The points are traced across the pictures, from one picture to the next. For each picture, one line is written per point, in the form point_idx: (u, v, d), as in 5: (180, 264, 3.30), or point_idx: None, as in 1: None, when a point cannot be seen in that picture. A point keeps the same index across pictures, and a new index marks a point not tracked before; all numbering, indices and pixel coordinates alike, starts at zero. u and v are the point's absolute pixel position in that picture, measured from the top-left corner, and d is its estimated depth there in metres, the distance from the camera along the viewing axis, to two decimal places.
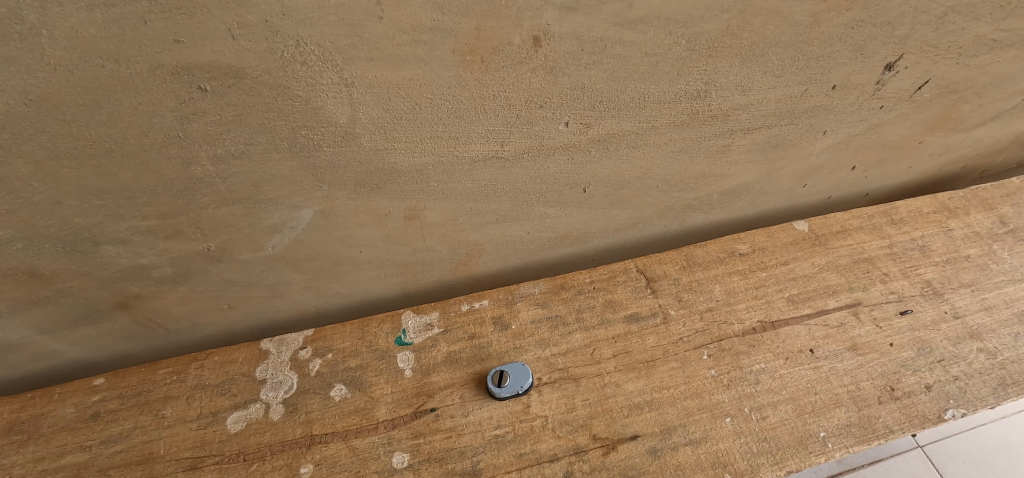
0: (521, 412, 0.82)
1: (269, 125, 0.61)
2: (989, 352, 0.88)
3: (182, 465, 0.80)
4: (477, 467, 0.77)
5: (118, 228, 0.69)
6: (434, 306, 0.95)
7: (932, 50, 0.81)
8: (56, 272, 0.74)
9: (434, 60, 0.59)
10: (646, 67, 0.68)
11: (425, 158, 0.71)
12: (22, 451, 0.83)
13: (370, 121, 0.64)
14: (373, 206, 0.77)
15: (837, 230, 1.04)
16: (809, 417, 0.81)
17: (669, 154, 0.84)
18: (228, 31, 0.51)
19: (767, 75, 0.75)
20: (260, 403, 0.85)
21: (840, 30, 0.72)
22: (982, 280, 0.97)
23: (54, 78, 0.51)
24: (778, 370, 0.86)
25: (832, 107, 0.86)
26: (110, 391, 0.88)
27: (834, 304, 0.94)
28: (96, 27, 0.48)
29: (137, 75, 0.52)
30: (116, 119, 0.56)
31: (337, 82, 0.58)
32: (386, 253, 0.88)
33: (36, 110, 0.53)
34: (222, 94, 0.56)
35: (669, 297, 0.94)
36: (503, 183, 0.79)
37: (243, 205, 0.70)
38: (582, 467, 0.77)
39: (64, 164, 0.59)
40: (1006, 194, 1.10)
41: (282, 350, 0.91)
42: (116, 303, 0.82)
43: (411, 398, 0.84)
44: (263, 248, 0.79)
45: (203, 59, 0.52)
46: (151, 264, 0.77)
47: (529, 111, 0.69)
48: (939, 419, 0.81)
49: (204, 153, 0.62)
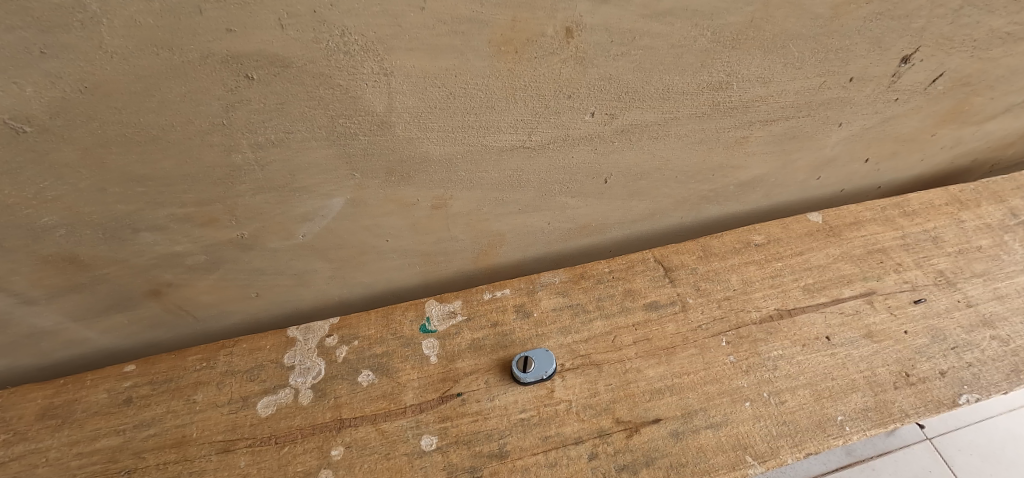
0: (545, 396, 0.84)
1: (309, 114, 0.62)
2: (1002, 339, 0.90)
3: (215, 448, 0.82)
4: (504, 449, 0.79)
5: (157, 215, 0.71)
6: (456, 295, 0.97)
7: (947, 43, 0.82)
8: (94, 259, 0.76)
9: (469, 50, 0.61)
10: (672, 58, 0.70)
11: (454, 147, 0.73)
12: (57, 435, 0.85)
13: (406, 110, 0.65)
14: (402, 195, 0.79)
15: (850, 221, 1.06)
16: (827, 401, 0.83)
17: (689, 145, 0.86)
18: (278, 21, 0.53)
19: (787, 67, 0.77)
20: (289, 388, 0.87)
21: (860, 22, 0.74)
22: (994, 270, 0.99)
23: (110, 66, 0.52)
24: (795, 356, 0.88)
25: (849, 99, 0.87)
26: (141, 377, 0.90)
27: (849, 293, 0.96)
28: (154, 16, 0.50)
29: (189, 63, 0.54)
30: (165, 107, 0.57)
31: (377, 72, 0.60)
32: (411, 242, 0.90)
33: (90, 98, 0.55)
34: (268, 82, 0.58)
35: (687, 286, 0.96)
36: (528, 173, 0.81)
37: (278, 193, 0.72)
38: (606, 449, 0.79)
39: (111, 150, 0.61)
40: (1016, 186, 1.11)
41: (309, 337, 0.94)
42: (149, 290, 0.84)
43: (437, 383, 0.86)
44: (294, 236, 0.81)
45: (252, 48, 0.54)
46: (185, 251, 0.79)
47: (557, 102, 0.70)
48: (954, 404, 0.83)
49: (245, 141, 0.64)
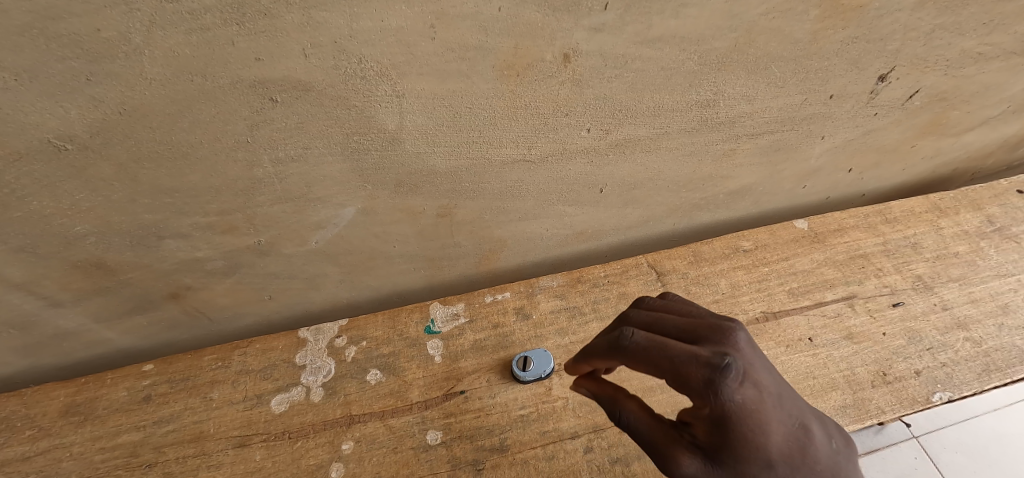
0: (544, 394, 0.89)
1: (327, 132, 0.68)
2: (974, 341, 0.96)
3: (232, 443, 0.87)
4: (504, 443, 0.84)
5: (182, 223, 0.76)
6: (459, 298, 1.02)
7: (921, 63, 0.88)
8: (120, 264, 0.81)
9: (475, 74, 0.66)
10: (662, 79, 0.75)
11: (460, 161, 0.78)
12: (81, 431, 0.90)
13: (415, 128, 0.71)
14: (410, 204, 0.84)
15: (834, 228, 1.11)
16: (808, 399, 0.88)
17: (680, 158, 0.91)
18: (302, 50, 0.58)
19: (771, 86, 0.82)
20: (301, 386, 0.92)
21: (837, 46, 0.79)
22: (969, 275, 1.04)
23: (148, 91, 0.58)
24: (779, 357, 0.93)
25: (830, 114, 0.93)
26: (159, 376, 0.95)
27: (831, 296, 1.01)
28: (190, 47, 0.55)
29: (219, 88, 0.59)
30: (195, 127, 0.63)
31: (390, 94, 0.65)
32: (417, 248, 0.95)
33: (127, 119, 0.60)
34: (290, 104, 0.63)
35: (678, 290, 1.01)
36: (528, 184, 0.86)
37: (295, 203, 0.77)
38: (601, 443, 0.84)
39: (144, 165, 0.66)
40: (993, 195, 1.17)
41: (320, 338, 0.99)
42: (170, 293, 0.89)
43: (442, 381, 0.91)
44: (307, 243, 0.86)
45: (277, 75, 0.59)
46: (205, 257, 0.84)
47: (556, 119, 0.76)
48: (927, 401, 0.89)
49: (266, 156, 0.69)
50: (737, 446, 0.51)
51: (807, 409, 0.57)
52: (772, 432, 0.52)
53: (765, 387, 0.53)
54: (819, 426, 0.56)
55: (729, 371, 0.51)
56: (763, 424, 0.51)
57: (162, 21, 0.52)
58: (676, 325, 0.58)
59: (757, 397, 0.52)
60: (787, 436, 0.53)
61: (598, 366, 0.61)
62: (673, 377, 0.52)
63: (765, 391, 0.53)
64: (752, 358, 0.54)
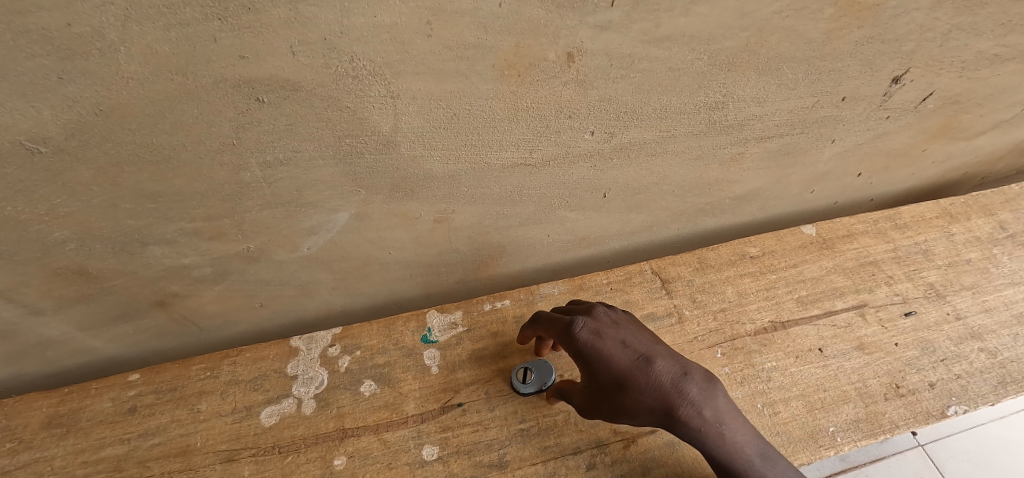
0: (545, 406, 0.86)
1: (317, 134, 0.64)
2: (989, 352, 0.93)
3: (220, 457, 0.83)
4: (504, 459, 0.81)
5: (166, 229, 0.73)
6: (457, 305, 0.99)
7: (936, 65, 0.84)
8: (102, 271, 0.77)
9: (474, 74, 0.63)
10: (669, 80, 0.72)
11: (457, 164, 0.75)
12: (63, 444, 0.86)
13: (411, 130, 0.67)
14: (405, 209, 0.80)
15: (843, 234, 1.08)
16: (819, 412, 0.85)
17: (686, 161, 0.88)
18: (290, 48, 0.54)
19: (781, 88, 0.79)
20: (292, 398, 0.89)
21: (851, 46, 0.76)
22: (982, 283, 1.01)
23: (126, 90, 0.54)
24: (788, 368, 0.90)
25: (842, 117, 0.90)
26: (146, 386, 0.91)
27: (841, 305, 0.98)
28: (170, 44, 0.51)
29: (202, 88, 0.56)
30: (177, 128, 0.59)
31: (384, 94, 0.62)
32: (413, 255, 0.91)
33: (105, 120, 0.56)
34: (278, 105, 0.60)
35: (683, 298, 0.98)
36: (529, 188, 0.83)
37: (285, 208, 0.74)
38: (603, 460, 0.81)
39: (124, 169, 0.63)
40: (1005, 200, 1.14)
41: (312, 346, 0.95)
42: (156, 301, 0.86)
43: (439, 393, 0.88)
44: (299, 249, 0.83)
45: (264, 74, 0.56)
46: (192, 264, 0.80)
47: (558, 121, 0.72)
48: (941, 415, 0.86)
49: (254, 160, 0.65)
50: (590, 373, 0.74)
51: (658, 350, 0.76)
52: (615, 359, 0.73)
53: (613, 334, 0.77)
54: (667, 360, 0.74)
55: (575, 323, 0.77)
56: (603, 353, 0.74)
57: (138, 15, 0.48)
58: (569, 306, 0.86)
59: (600, 337, 0.76)
60: (629, 363, 0.73)
61: (528, 337, 0.87)
62: (551, 331, 0.81)
63: (610, 336, 0.76)
64: (608, 320, 0.79)
